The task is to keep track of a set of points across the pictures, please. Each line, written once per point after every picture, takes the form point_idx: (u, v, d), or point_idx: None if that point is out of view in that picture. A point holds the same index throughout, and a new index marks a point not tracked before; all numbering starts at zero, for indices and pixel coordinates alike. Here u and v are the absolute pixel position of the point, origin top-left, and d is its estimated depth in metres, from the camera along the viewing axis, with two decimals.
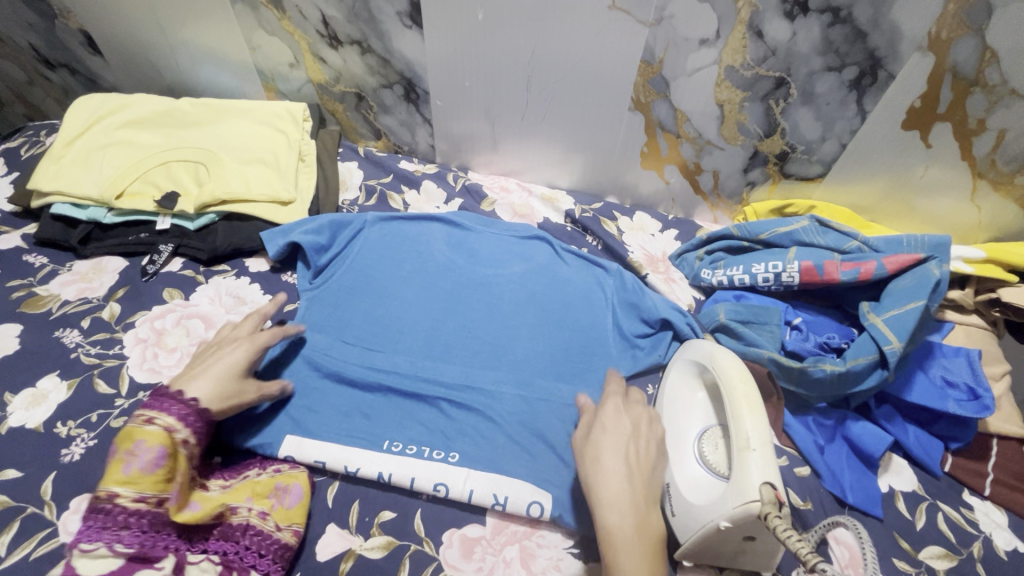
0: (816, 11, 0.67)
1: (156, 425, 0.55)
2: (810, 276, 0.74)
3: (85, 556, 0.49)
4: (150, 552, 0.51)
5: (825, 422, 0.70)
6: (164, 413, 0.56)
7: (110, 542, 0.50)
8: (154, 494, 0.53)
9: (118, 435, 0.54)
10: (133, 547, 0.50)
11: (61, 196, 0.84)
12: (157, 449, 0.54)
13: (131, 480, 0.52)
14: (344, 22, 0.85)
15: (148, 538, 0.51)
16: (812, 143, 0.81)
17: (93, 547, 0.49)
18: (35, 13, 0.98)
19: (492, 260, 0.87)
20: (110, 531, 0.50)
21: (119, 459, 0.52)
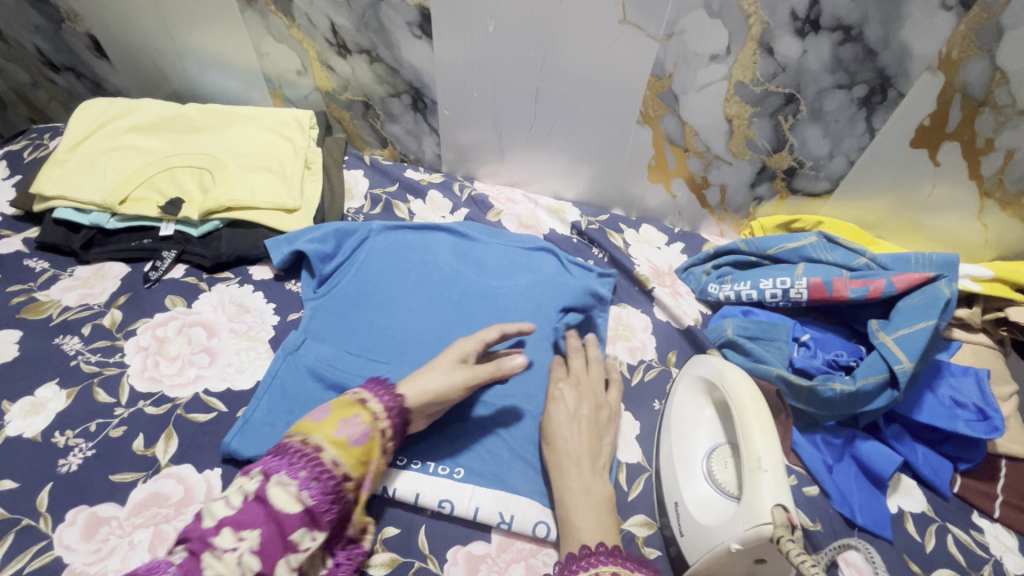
0: (827, 29, 0.67)
1: (388, 410, 0.56)
2: (818, 293, 0.74)
3: (279, 487, 0.48)
4: (319, 518, 0.49)
5: (833, 441, 0.69)
6: (377, 399, 0.56)
7: (303, 491, 0.48)
8: (350, 470, 0.52)
9: (347, 402, 0.55)
10: (315, 511, 0.49)
11: (64, 200, 0.83)
12: (374, 428, 0.54)
13: (339, 445, 0.52)
14: (354, 31, 0.84)
15: (327, 504, 0.50)
16: (820, 159, 0.81)
17: (287, 485, 0.48)
18: (43, 16, 0.98)
19: (498, 271, 0.87)
20: (308, 478, 0.49)
21: (351, 427, 0.53)
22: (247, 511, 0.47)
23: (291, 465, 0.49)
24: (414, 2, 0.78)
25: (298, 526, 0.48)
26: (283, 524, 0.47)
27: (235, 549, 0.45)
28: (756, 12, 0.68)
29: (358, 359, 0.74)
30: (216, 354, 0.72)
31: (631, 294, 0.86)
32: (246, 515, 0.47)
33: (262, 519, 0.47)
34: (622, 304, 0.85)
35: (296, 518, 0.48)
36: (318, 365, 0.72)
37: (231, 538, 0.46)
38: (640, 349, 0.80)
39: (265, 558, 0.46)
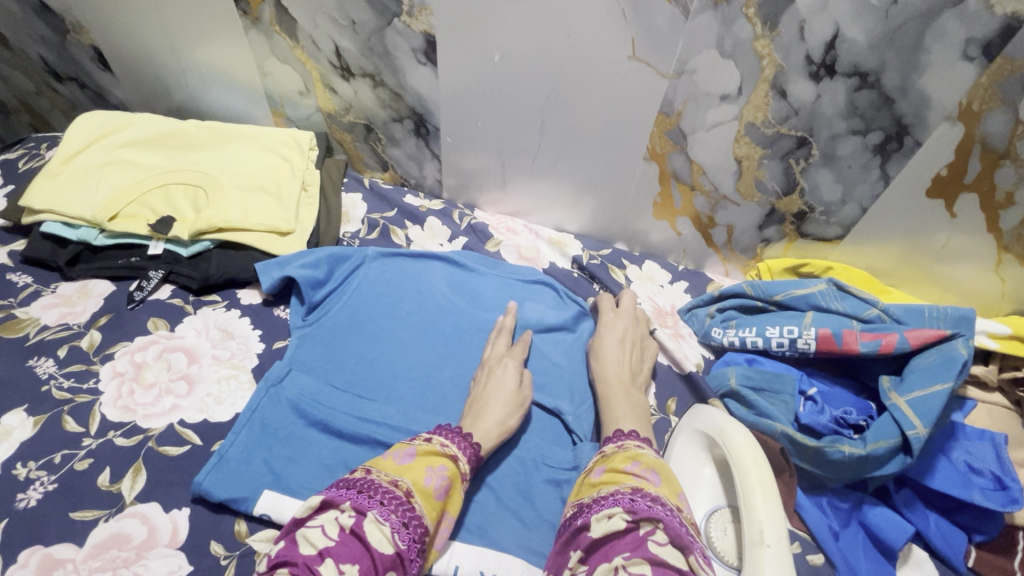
0: (843, 75, 0.64)
1: (466, 469, 0.59)
2: (827, 344, 0.70)
3: (376, 526, 0.48)
4: (407, 564, 0.48)
5: (840, 505, 0.65)
6: (460, 453, 0.59)
7: (395, 532, 0.49)
8: (432, 522, 0.53)
9: (433, 453, 0.57)
10: (405, 556, 0.48)
11: (53, 214, 0.81)
12: (454, 485, 0.56)
13: (425, 494, 0.53)
14: (358, 55, 0.83)
15: (414, 548, 0.49)
16: (831, 204, 0.78)
17: (382, 523, 0.48)
18: (48, 26, 0.97)
19: (495, 305, 0.84)
20: (400, 521, 0.49)
21: (437, 478, 0.55)
22: (346, 544, 0.46)
23: (384, 505, 0.50)
24: (420, 29, 0.76)
25: (390, 569, 0.47)
26: (378, 562, 0.46)
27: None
28: (770, 54, 0.65)
29: (342, 394, 0.71)
30: (195, 383, 0.69)
31: None
32: (343, 549, 0.46)
33: (360, 554, 0.46)
34: None
35: (388, 559, 0.47)
36: (302, 400, 0.69)
37: (333, 569, 0.44)
38: None
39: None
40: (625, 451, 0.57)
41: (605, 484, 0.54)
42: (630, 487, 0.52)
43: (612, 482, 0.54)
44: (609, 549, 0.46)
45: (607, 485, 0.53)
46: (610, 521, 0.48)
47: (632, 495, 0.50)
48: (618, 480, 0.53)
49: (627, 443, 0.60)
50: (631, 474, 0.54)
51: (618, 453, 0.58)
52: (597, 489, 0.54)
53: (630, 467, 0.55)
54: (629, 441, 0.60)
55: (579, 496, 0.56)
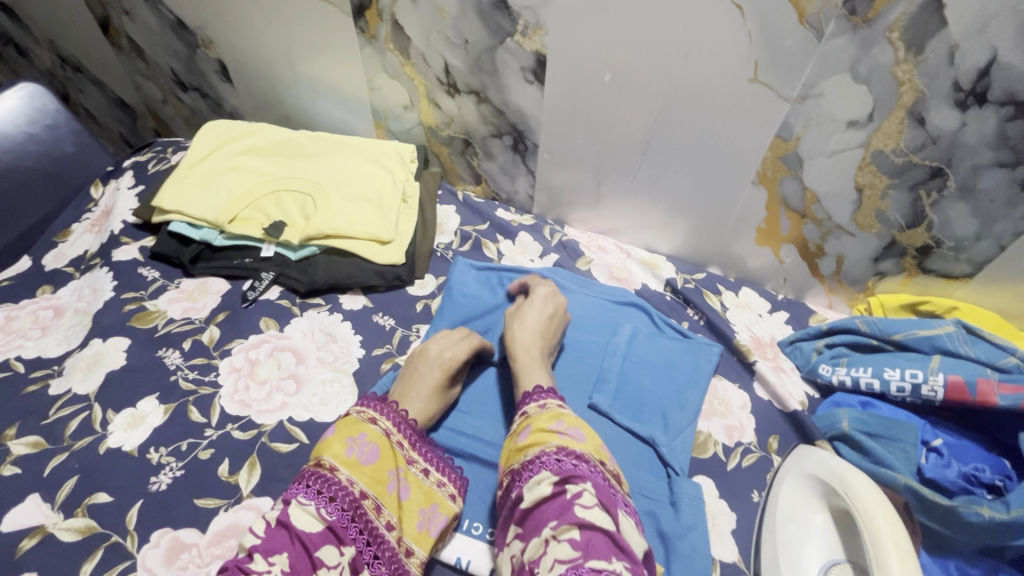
0: (995, 103, 0.60)
1: (389, 426, 0.63)
2: (958, 393, 0.65)
3: (302, 510, 0.54)
4: (343, 532, 0.54)
5: (969, 572, 0.59)
6: (383, 417, 0.63)
7: (322, 507, 0.55)
8: (367, 485, 0.58)
9: (352, 423, 0.62)
10: (337, 525, 0.54)
11: (181, 215, 0.87)
12: (381, 445, 0.61)
13: (350, 463, 0.58)
14: (466, 73, 0.85)
15: (346, 515, 0.55)
16: (963, 240, 0.72)
17: (307, 505, 0.55)
18: (181, 41, 1.06)
19: (587, 325, 0.83)
20: (327, 496, 0.55)
21: (360, 447, 0.60)
22: (270, 538, 0.52)
23: (308, 487, 0.56)
24: (532, 48, 0.77)
25: (325, 541, 0.53)
26: (307, 542, 0.53)
27: (269, 572, 0.50)
28: (911, 80, 0.61)
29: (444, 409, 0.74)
30: (303, 383, 0.72)
31: (727, 363, 0.80)
32: (269, 543, 0.52)
33: (287, 541, 0.52)
34: (718, 375, 0.79)
35: (319, 536, 0.53)
36: None
37: (263, 563, 0.50)
38: (737, 429, 0.73)
39: None
40: (548, 410, 0.61)
41: (531, 447, 0.58)
42: (555, 446, 0.56)
43: (537, 443, 0.58)
44: (541, 517, 0.51)
45: (532, 448, 0.58)
46: (541, 487, 0.53)
47: (556, 456, 0.55)
48: (541, 441, 0.57)
49: (548, 401, 0.63)
50: (556, 432, 0.58)
51: (542, 413, 0.61)
52: (524, 452, 0.58)
53: (553, 426, 0.59)
54: (550, 399, 0.63)
55: (511, 462, 0.59)
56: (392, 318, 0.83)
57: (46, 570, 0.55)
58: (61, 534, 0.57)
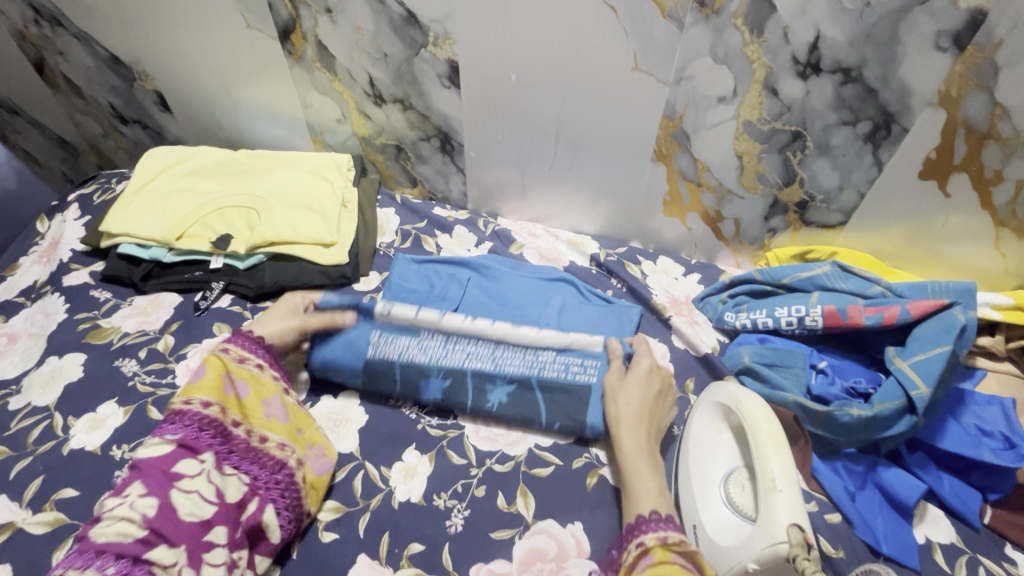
0: (828, 72, 0.71)
1: (223, 347, 0.68)
2: (833, 320, 0.76)
3: (145, 445, 0.57)
4: (195, 444, 0.59)
5: (855, 468, 0.69)
6: (227, 343, 0.69)
7: (166, 432, 0.58)
8: (213, 397, 0.62)
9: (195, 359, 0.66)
10: (188, 441, 0.58)
11: (129, 237, 0.92)
12: (212, 365, 0.65)
13: (190, 386, 0.62)
14: (389, 83, 0.93)
15: (192, 430, 0.59)
16: (830, 192, 0.83)
17: (147, 440, 0.58)
18: (118, 77, 1.10)
19: (521, 302, 0.90)
20: (168, 423, 0.59)
21: (193, 373, 0.64)
22: (126, 475, 0.55)
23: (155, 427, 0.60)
24: (444, 56, 0.85)
25: (179, 458, 0.57)
26: (159, 465, 0.56)
27: (126, 501, 0.53)
28: (760, 57, 0.73)
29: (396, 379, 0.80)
30: None
31: (648, 322, 0.89)
32: (121, 482, 0.54)
33: (137, 474, 0.55)
34: (639, 333, 0.88)
35: (171, 455, 0.57)
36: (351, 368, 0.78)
37: (116, 499, 0.53)
38: None
39: (158, 495, 0.54)
40: (670, 542, 0.55)
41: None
42: None
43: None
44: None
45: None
46: None
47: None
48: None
49: (670, 534, 0.56)
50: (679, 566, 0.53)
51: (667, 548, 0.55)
52: None
53: (676, 559, 0.54)
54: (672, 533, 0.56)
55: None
56: None
57: (18, 562, 0.59)
58: (31, 528, 0.61)
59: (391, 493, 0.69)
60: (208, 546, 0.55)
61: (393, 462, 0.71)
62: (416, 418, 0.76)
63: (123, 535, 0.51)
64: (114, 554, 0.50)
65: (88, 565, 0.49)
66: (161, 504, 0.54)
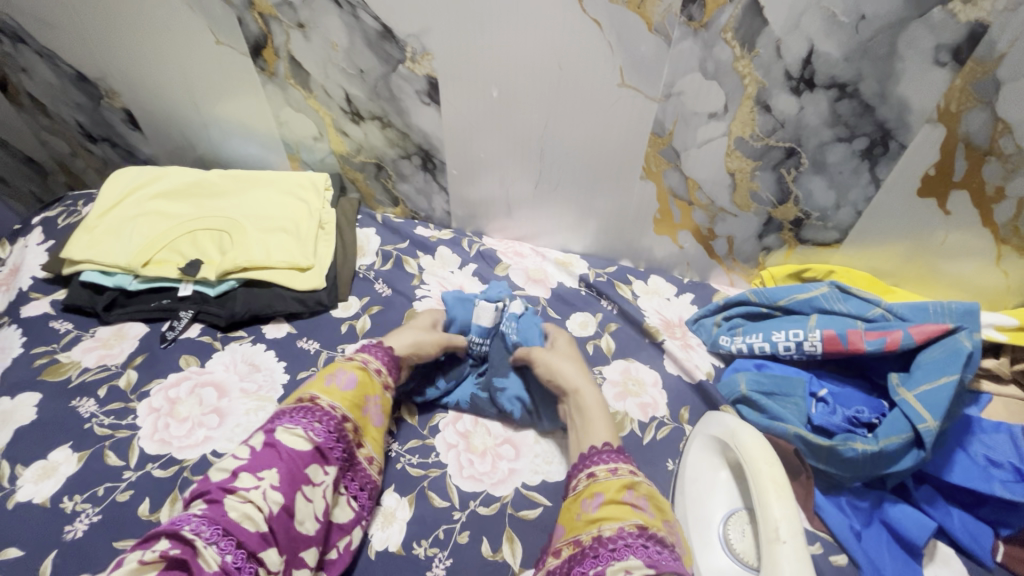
0: (822, 87, 0.68)
1: (369, 361, 0.69)
2: (833, 345, 0.72)
3: (290, 432, 0.58)
4: (327, 452, 0.60)
5: (860, 504, 0.66)
6: (372, 356, 0.70)
7: (310, 430, 0.59)
8: (347, 409, 0.64)
9: (333, 364, 0.68)
10: (323, 448, 0.60)
11: (92, 264, 0.87)
12: (362, 379, 0.67)
13: (331, 391, 0.65)
14: (367, 100, 0.89)
15: (331, 437, 0.61)
16: (826, 210, 0.80)
17: (294, 429, 0.59)
18: (84, 94, 1.06)
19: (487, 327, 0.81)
20: (312, 422, 0.60)
21: (338, 377, 0.66)
22: (259, 458, 0.56)
23: (292, 417, 0.60)
24: (423, 72, 0.81)
25: (311, 460, 0.59)
26: (297, 461, 0.57)
27: (258, 486, 0.54)
28: (751, 73, 0.69)
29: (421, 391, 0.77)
30: (225, 415, 0.73)
31: (640, 346, 0.86)
32: (256, 461, 0.55)
33: (275, 459, 0.56)
34: (631, 358, 0.84)
35: (307, 455, 0.58)
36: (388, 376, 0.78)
37: (251, 479, 0.54)
38: (651, 405, 0.78)
39: (285, 493, 0.55)
40: (619, 478, 0.58)
41: (605, 521, 0.55)
42: (635, 525, 0.53)
43: (612, 517, 0.55)
44: None
45: (607, 521, 0.55)
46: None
47: (640, 537, 0.52)
48: (618, 516, 0.55)
49: (620, 465, 0.60)
50: (628, 505, 0.56)
51: (612, 480, 0.58)
52: (598, 525, 0.55)
53: (625, 498, 0.56)
54: (621, 464, 0.60)
55: (575, 533, 0.56)
56: (316, 342, 0.84)
57: None
58: None
59: (367, 541, 0.64)
60: (298, 563, 0.55)
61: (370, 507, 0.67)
62: (394, 456, 0.72)
63: (247, 520, 0.51)
64: (236, 540, 0.50)
65: (214, 540, 0.48)
66: (286, 504, 0.54)
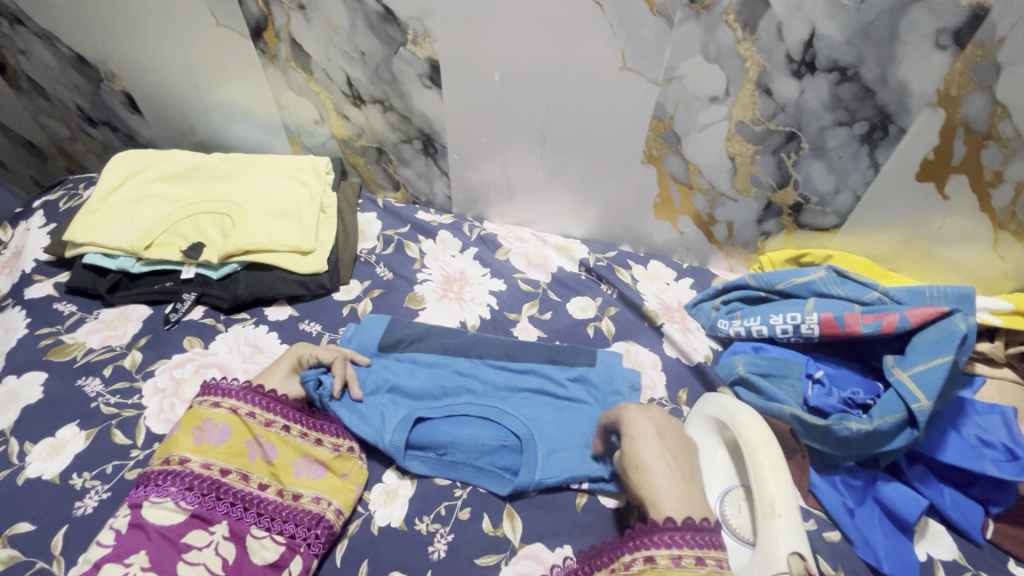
0: (823, 71, 0.68)
1: (235, 402, 0.65)
2: (830, 328, 0.73)
3: (155, 508, 0.56)
4: (207, 513, 0.57)
5: (853, 482, 0.67)
6: (227, 398, 0.65)
7: (179, 500, 0.57)
8: (225, 462, 0.61)
9: (195, 412, 0.64)
10: (200, 511, 0.57)
11: (95, 246, 0.87)
12: (232, 425, 0.63)
13: (203, 449, 0.61)
14: (368, 83, 0.89)
15: (205, 499, 0.58)
16: (826, 194, 0.81)
17: (161, 502, 0.56)
18: (83, 77, 1.05)
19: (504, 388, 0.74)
20: (180, 489, 0.57)
21: (207, 432, 0.62)
22: (124, 542, 0.53)
23: (158, 485, 0.57)
24: (424, 55, 0.81)
25: (188, 528, 0.56)
26: (169, 536, 0.54)
27: (126, 573, 0.51)
28: (753, 56, 0.70)
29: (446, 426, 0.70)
30: None
31: (639, 330, 0.87)
32: (122, 547, 0.53)
33: (143, 540, 0.54)
34: (631, 341, 0.85)
35: (180, 524, 0.56)
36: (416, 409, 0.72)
37: (117, 567, 0.51)
38: (650, 387, 0.79)
39: (161, 567, 0.52)
40: (686, 574, 0.48)
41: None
42: None
43: None
44: None
45: None
46: None
47: None
48: None
49: (684, 554, 0.50)
50: None
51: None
52: None
53: None
54: (686, 553, 0.50)
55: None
56: (319, 324, 0.85)
57: None
58: None
59: (371, 518, 0.66)
60: None
61: (373, 484, 0.69)
62: None
63: None
64: None
65: None
66: None
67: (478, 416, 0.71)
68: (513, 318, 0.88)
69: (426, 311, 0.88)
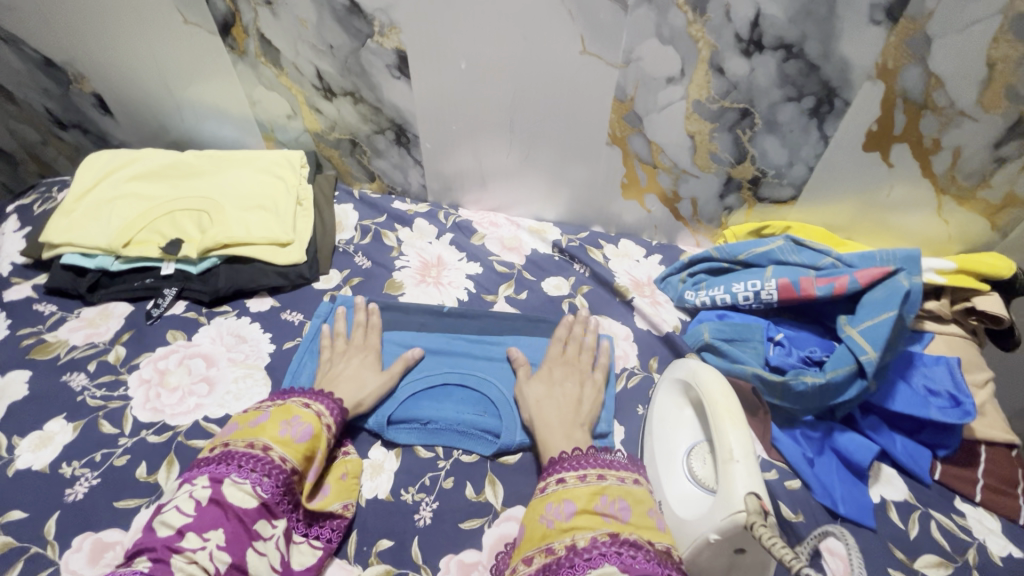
0: (770, 49, 0.72)
1: (321, 409, 0.66)
2: (787, 292, 0.77)
3: (235, 487, 0.55)
4: (275, 508, 0.57)
5: (813, 434, 0.71)
6: (318, 403, 0.66)
7: (257, 486, 0.56)
8: (299, 463, 0.61)
9: (286, 408, 0.64)
10: (270, 503, 0.57)
11: (71, 246, 0.88)
12: (316, 429, 0.64)
13: (284, 442, 0.61)
14: (338, 76, 0.91)
15: (277, 494, 0.58)
16: (781, 167, 0.85)
17: (242, 483, 0.56)
18: (51, 79, 1.05)
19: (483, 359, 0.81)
20: (260, 476, 0.57)
21: (293, 427, 0.62)
22: (203, 516, 0.52)
23: (242, 466, 0.57)
24: (391, 46, 0.83)
25: (258, 517, 0.56)
26: (244, 518, 0.54)
27: (204, 548, 0.51)
28: (704, 36, 0.73)
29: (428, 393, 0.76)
30: (215, 383, 0.76)
31: (611, 305, 0.90)
32: (204, 519, 0.52)
33: (221, 518, 0.53)
34: (603, 315, 0.89)
35: (254, 512, 0.56)
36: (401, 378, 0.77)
37: (197, 539, 0.51)
38: (623, 358, 0.83)
39: (235, 551, 0.53)
40: (588, 486, 0.57)
41: (578, 530, 0.53)
42: (606, 534, 0.52)
43: (582, 527, 0.53)
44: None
45: (580, 530, 0.53)
46: None
47: (614, 545, 0.51)
48: (588, 525, 0.53)
49: (588, 471, 0.60)
50: (601, 514, 0.55)
51: (581, 488, 0.57)
52: (569, 535, 0.53)
53: (597, 506, 0.55)
54: (589, 470, 0.60)
55: (547, 540, 0.54)
56: (300, 313, 0.87)
57: None
58: None
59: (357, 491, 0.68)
60: None
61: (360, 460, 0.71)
62: None
63: None
64: None
65: None
66: (236, 562, 0.52)
67: (455, 385, 0.77)
68: (490, 299, 0.91)
69: (405, 296, 0.91)
